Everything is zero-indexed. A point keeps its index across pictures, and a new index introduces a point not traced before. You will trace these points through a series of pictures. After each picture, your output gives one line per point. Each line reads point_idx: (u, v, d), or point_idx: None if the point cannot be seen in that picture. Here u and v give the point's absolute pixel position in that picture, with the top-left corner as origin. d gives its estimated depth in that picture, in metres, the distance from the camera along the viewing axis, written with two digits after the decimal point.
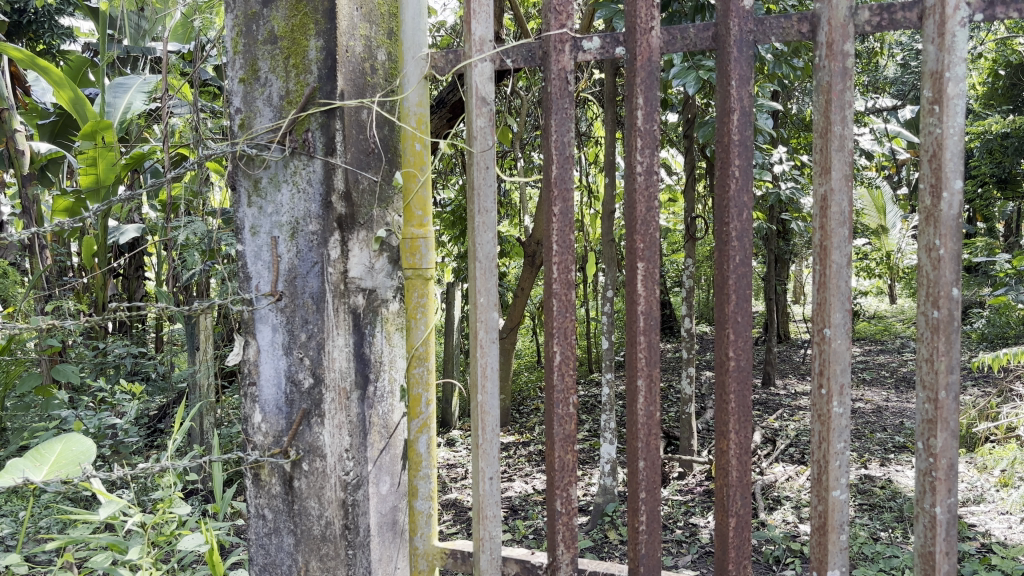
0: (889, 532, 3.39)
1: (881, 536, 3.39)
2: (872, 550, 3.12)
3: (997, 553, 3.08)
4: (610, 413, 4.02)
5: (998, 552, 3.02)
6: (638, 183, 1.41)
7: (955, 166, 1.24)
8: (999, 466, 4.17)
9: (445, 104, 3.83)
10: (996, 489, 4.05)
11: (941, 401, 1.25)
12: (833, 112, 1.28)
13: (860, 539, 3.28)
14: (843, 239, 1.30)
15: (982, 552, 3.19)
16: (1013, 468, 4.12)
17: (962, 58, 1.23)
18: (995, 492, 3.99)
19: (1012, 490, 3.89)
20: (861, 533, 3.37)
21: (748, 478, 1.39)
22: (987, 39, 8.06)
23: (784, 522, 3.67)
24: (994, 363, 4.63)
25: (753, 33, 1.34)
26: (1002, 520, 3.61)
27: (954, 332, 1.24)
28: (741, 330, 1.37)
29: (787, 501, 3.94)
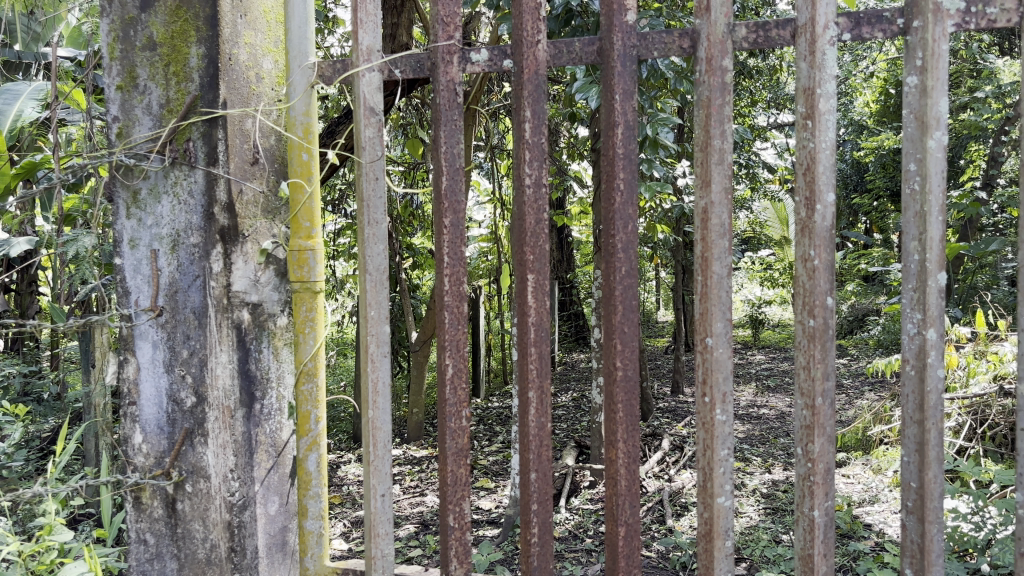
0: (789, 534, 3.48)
1: (783, 539, 3.46)
2: (773, 553, 3.18)
3: (888, 551, 3.18)
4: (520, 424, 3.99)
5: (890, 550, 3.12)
6: (527, 196, 1.42)
7: (828, 179, 1.28)
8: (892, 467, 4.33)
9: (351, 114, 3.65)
10: (888, 489, 4.21)
11: (817, 407, 1.29)
12: (713, 126, 1.32)
13: (762, 543, 3.34)
14: (723, 250, 1.33)
15: (876, 551, 3.29)
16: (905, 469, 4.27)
17: (832, 75, 1.27)
18: (888, 492, 4.13)
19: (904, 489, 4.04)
20: (763, 536, 3.44)
21: (636, 486, 1.41)
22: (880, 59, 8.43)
23: (689, 528, 3.72)
24: (887, 367, 4.80)
25: (636, 48, 1.36)
26: (895, 519, 3.73)
27: (829, 340, 1.29)
28: (628, 340, 1.39)
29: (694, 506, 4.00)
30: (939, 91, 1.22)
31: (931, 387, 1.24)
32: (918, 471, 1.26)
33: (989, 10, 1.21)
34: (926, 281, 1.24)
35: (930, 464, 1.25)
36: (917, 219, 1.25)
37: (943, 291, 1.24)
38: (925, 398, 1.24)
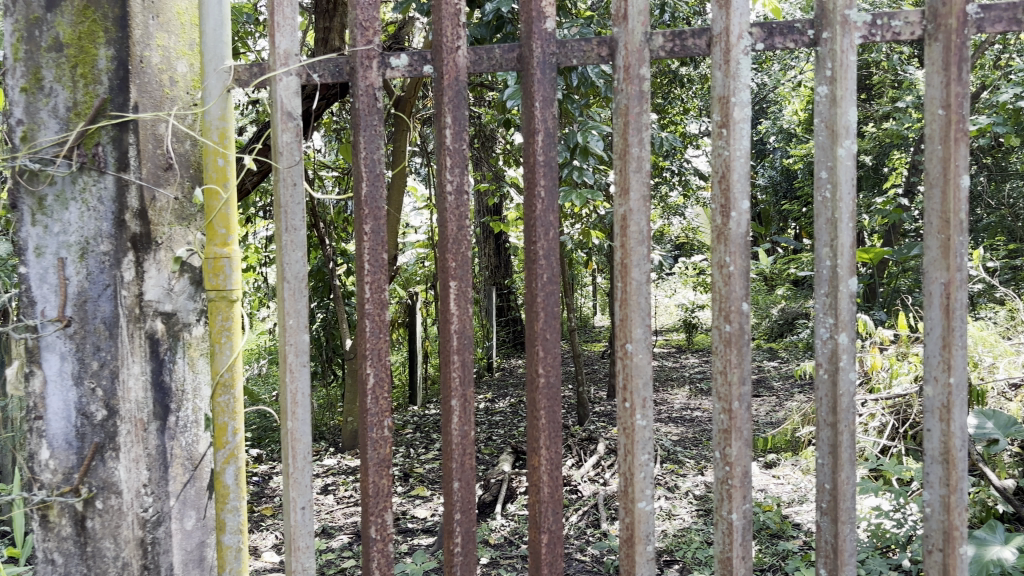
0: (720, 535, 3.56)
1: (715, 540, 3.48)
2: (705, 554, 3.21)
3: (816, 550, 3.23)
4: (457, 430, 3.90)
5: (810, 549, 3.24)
6: (449, 203, 1.40)
7: (741, 187, 1.30)
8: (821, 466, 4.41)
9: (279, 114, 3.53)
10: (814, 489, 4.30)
11: (734, 412, 1.31)
12: (631, 134, 1.33)
13: (694, 545, 3.39)
14: (642, 257, 1.35)
15: (804, 549, 3.34)
16: None
17: (746, 84, 1.29)
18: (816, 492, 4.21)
19: None
20: (695, 538, 3.46)
21: (559, 493, 1.41)
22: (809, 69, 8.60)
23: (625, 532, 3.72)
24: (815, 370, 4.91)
25: (555, 56, 1.36)
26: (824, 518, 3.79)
27: (744, 345, 1.31)
28: (550, 347, 1.39)
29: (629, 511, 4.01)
30: (847, 101, 1.26)
31: (844, 390, 1.27)
32: (832, 473, 1.29)
33: (895, 23, 1.24)
34: (838, 286, 1.27)
35: (843, 466, 1.27)
36: (829, 226, 1.28)
37: (854, 296, 1.27)
38: (838, 401, 1.27)
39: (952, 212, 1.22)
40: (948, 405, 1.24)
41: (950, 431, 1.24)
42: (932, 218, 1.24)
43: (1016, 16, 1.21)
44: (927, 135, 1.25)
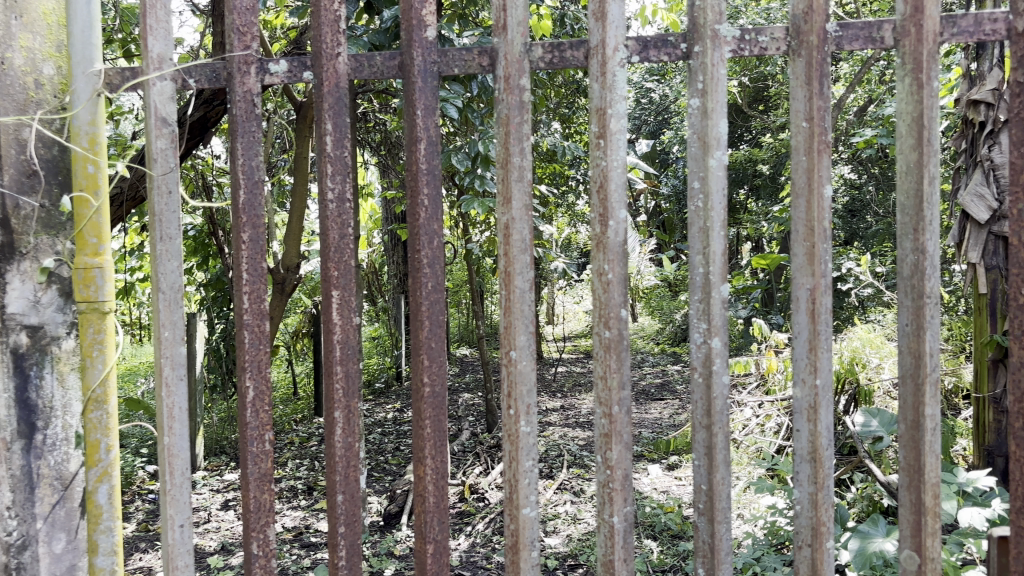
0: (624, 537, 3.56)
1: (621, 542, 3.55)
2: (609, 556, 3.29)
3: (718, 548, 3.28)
4: None
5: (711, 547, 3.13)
6: (330, 211, 1.38)
7: (619, 197, 1.33)
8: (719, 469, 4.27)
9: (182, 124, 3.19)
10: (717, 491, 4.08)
11: (614, 416, 1.34)
12: (512, 144, 1.34)
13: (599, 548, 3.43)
14: (525, 265, 1.36)
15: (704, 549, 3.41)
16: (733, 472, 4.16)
17: (622, 95, 1.33)
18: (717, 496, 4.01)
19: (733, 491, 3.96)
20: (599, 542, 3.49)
21: (444, 503, 1.40)
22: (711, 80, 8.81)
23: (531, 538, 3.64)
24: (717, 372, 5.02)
25: (437, 64, 1.36)
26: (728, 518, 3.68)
27: (623, 350, 1.34)
28: (435, 356, 1.38)
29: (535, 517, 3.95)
30: (717, 114, 1.30)
31: (718, 393, 1.31)
32: (707, 473, 1.32)
33: (761, 38, 1.27)
34: (710, 292, 1.31)
35: (717, 467, 1.31)
36: (701, 234, 1.32)
37: (725, 302, 1.31)
38: (712, 404, 1.31)
39: (816, 221, 1.27)
40: (814, 406, 1.29)
41: (816, 431, 1.29)
42: (798, 226, 1.29)
43: (872, 35, 1.26)
44: (792, 146, 1.30)
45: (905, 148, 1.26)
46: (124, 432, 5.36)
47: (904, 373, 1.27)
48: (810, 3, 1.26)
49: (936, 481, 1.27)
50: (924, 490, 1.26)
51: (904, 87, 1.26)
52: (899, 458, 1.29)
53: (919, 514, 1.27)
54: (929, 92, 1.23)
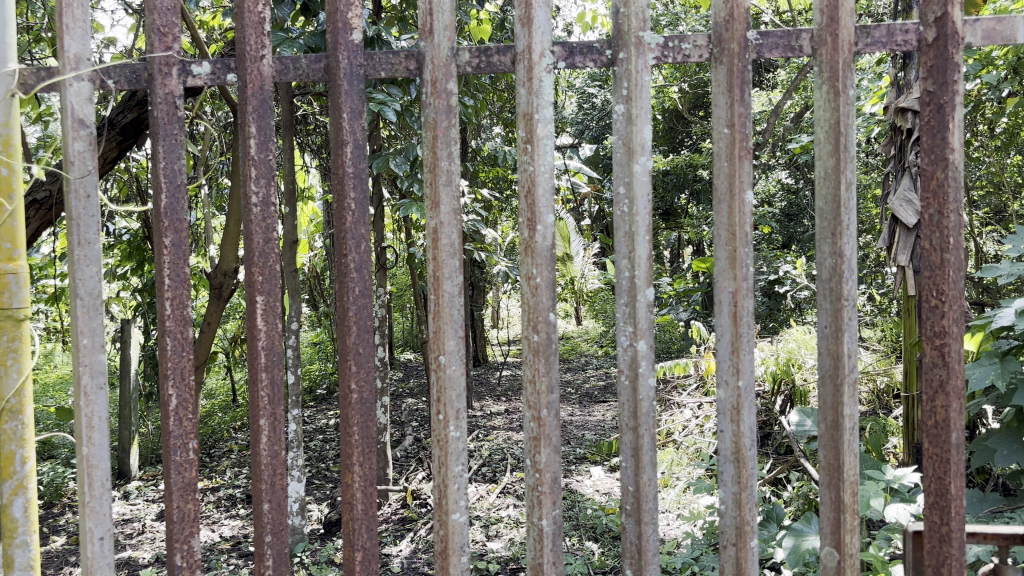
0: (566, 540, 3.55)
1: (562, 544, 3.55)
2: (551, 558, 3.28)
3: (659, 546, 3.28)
4: (300, 450, 3.48)
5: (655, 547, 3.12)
6: (254, 214, 1.36)
7: (546, 202, 1.34)
8: (660, 469, 4.28)
9: (114, 124, 3.01)
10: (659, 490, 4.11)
11: (543, 419, 1.35)
12: (440, 148, 1.34)
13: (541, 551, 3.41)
14: (453, 269, 1.36)
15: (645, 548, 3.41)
16: (672, 470, 4.23)
17: (548, 101, 1.34)
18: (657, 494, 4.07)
19: (672, 490, 4.02)
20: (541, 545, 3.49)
21: (372, 509, 1.39)
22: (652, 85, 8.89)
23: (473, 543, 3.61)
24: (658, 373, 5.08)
25: (363, 67, 1.35)
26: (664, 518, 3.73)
27: (552, 353, 1.35)
28: (363, 361, 1.36)
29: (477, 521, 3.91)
30: (642, 120, 1.32)
31: (643, 395, 1.33)
32: (634, 475, 1.34)
33: (684, 46, 1.30)
34: (636, 296, 1.33)
35: (644, 468, 1.33)
36: (627, 239, 1.34)
37: (651, 305, 1.33)
38: (638, 406, 1.33)
39: (738, 226, 1.30)
40: (737, 407, 1.31)
41: (740, 431, 1.31)
42: (720, 231, 1.32)
43: (790, 43, 1.29)
44: (713, 152, 1.32)
45: (823, 154, 1.29)
46: (54, 442, 5.19)
47: (823, 373, 1.30)
48: (731, 11, 1.29)
49: (854, 479, 1.30)
50: (843, 488, 1.29)
51: (821, 94, 1.29)
52: (819, 457, 1.32)
53: (838, 512, 1.30)
54: (845, 100, 1.26)
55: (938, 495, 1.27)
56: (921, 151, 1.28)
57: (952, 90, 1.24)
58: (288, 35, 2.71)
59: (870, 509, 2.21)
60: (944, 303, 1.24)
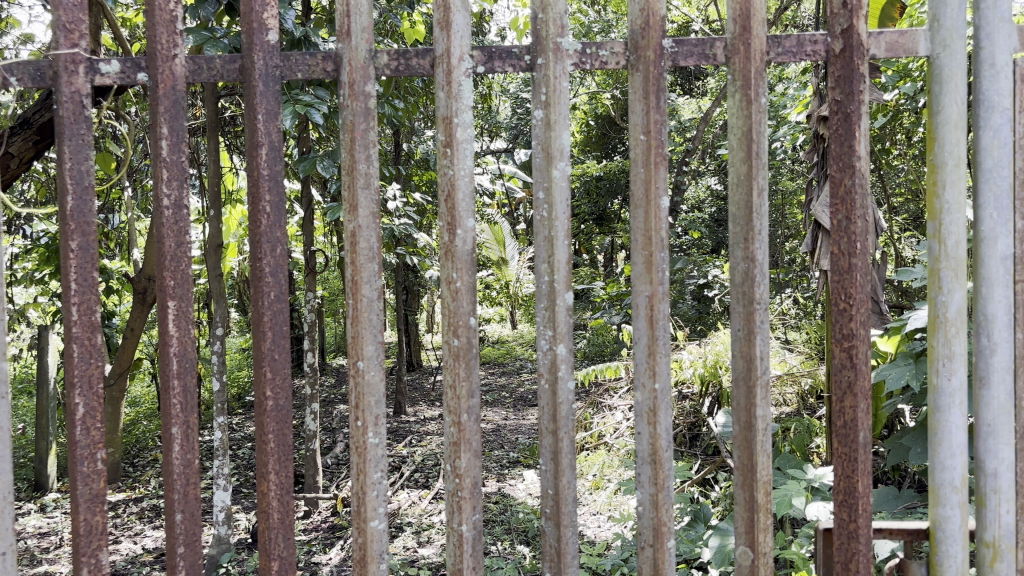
0: (498, 544, 3.53)
1: (493, 549, 3.53)
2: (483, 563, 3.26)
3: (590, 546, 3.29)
4: (225, 459, 3.40)
5: (586, 550, 3.12)
6: (166, 218, 1.33)
7: (466, 205, 1.33)
8: (592, 471, 4.31)
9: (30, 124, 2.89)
10: (590, 493, 4.15)
11: (463, 424, 1.34)
12: (358, 151, 1.33)
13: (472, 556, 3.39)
14: (372, 273, 1.34)
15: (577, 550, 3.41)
16: (603, 473, 4.27)
17: (468, 105, 1.33)
18: (588, 496, 4.11)
19: (603, 492, 4.05)
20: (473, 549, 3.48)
21: (290, 518, 1.37)
22: (585, 91, 8.95)
23: (403, 549, 3.58)
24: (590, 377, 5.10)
25: (279, 69, 1.33)
26: (595, 520, 3.75)
27: (472, 358, 1.34)
28: (278, 368, 1.34)
29: (408, 527, 3.87)
30: (560, 125, 1.32)
31: (562, 399, 1.33)
32: (554, 478, 1.35)
33: (601, 53, 1.32)
34: (555, 301, 1.33)
35: (563, 471, 1.33)
36: (546, 244, 1.35)
37: (570, 309, 1.34)
38: (558, 409, 1.33)
39: (653, 231, 1.32)
40: (654, 409, 1.33)
41: (656, 433, 1.33)
42: (637, 236, 1.34)
43: (704, 52, 1.31)
44: (631, 158, 1.34)
45: (736, 161, 1.32)
46: None
47: (737, 376, 1.33)
48: (647, 20, 1.30)
49: (767, 479, 1.33)
50: (757, 488, 1.32)
51: (734, 103, 1.31)
52: (733, 458, 1.35)
53: (752, 511, 1.33)
54: (757, 108, 1.29)
55: (846, 493, 1.31)
56: (830, 158, 1.32)
57: (858, 100, 1.27)
58: (215, 35, 2.63)
59: (792, 507, 2.27)
60: (852, 307, 1.28)
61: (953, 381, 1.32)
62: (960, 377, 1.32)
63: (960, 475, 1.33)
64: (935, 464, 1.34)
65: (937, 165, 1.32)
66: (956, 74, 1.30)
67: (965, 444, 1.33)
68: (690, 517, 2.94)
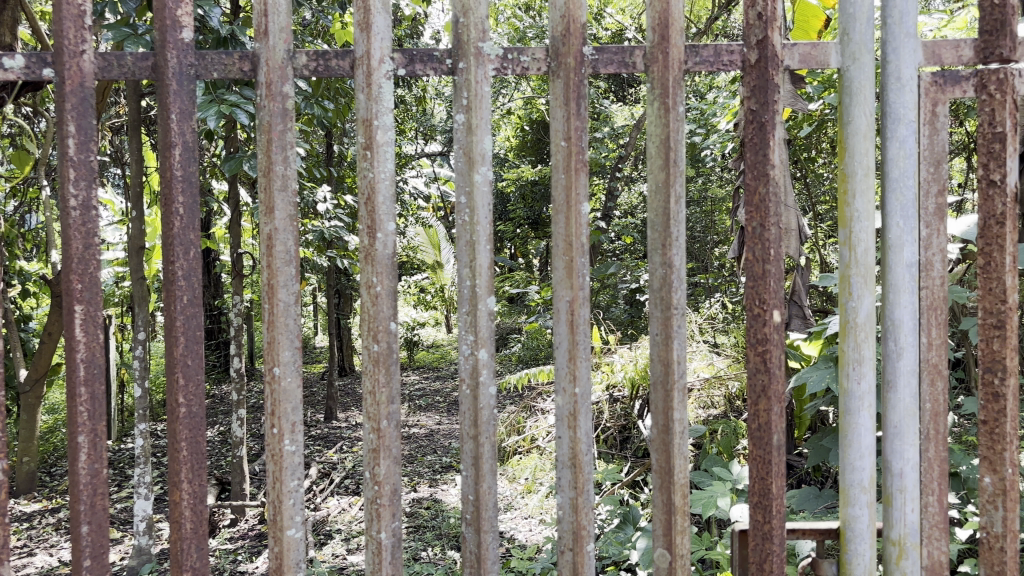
0: (429, 550, 3.51)
1: (423, 555, 3.50)
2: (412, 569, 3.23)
3: (519, 551, 3.28)
4: (146, 466, 3.29)
5: (517, 554, 3.11)
6: (73, 218, 1.28)
7: (386, 209, 1.32)
8: (524, 475, 4.32)
9: None
10: (522, 497, 4.15)
11: (383, 430, 1.32)
12: (275, 152, 1.30)
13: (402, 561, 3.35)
14: (289, 277, 1.32)
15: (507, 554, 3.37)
16: (535, 477, 4.28)
17: (388, 108, 1.32)
18: (520, 499, 4.11)
19: (535, 495, 4.05)
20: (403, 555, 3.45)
21: (203, 528, 1.33)
22: (520, 96, 8.97)
23: (333, 556, 3.52)
24: (522, 380, 5.10)
25: (194, 67, 1.30)
26: (526, 524, 3.75)
27: (392, 364, 1.32)
28: (192, 374, 1.31)
29: (337, 534, 3.82)
30: (482, 130, 1.32)
31: (484, 403, 1.33)
32: (474, 484, 1.34)
33: (523, 58, 1.32)
34: (477, 306, 1.33)
35: (484, 476, 1.33)
36: (468, 248, 1.34)
37: (491, 314, 1.34)
38: (479, 415, 1.33)
39: (574, 237, 1.33)
40: (574, 413, 1.34)
41: (576, 437, 1.34)
42: (558, 241, 1.34)
43: (624, 59, 1.32)
44: (551, 164, 1.35)
45: (654, 168, 1.34)
46: None
47: (655, 380, 1.35)
48: (567, 26, 1.31)
49: (685, 482, 1.35)
50: (674, 491, 1.33)
51: (653, 111, 1.33)
52: (651, 461, 1.37)
53: (669, 514, 1.34)
54: (675, 116, 1.31)
55: (761, 495, 1.33)
56: (745, 166, 1.34)
57: (772, 110, 1.30)
58: (135, 31, 2.52)
59: (717, 508, 2.30)
60: (766, 312, 1.31)
61: (862, 385, 1.36)
62: (869, 381, 1.36)
63: (869, 475, 1.37)
64: (845, 465, 1.38)
65: (847, 174, 1.36)
66: (866, 86, 1.34)
67: (873, 445, 1.37)
68: (619, 520, 2.96)
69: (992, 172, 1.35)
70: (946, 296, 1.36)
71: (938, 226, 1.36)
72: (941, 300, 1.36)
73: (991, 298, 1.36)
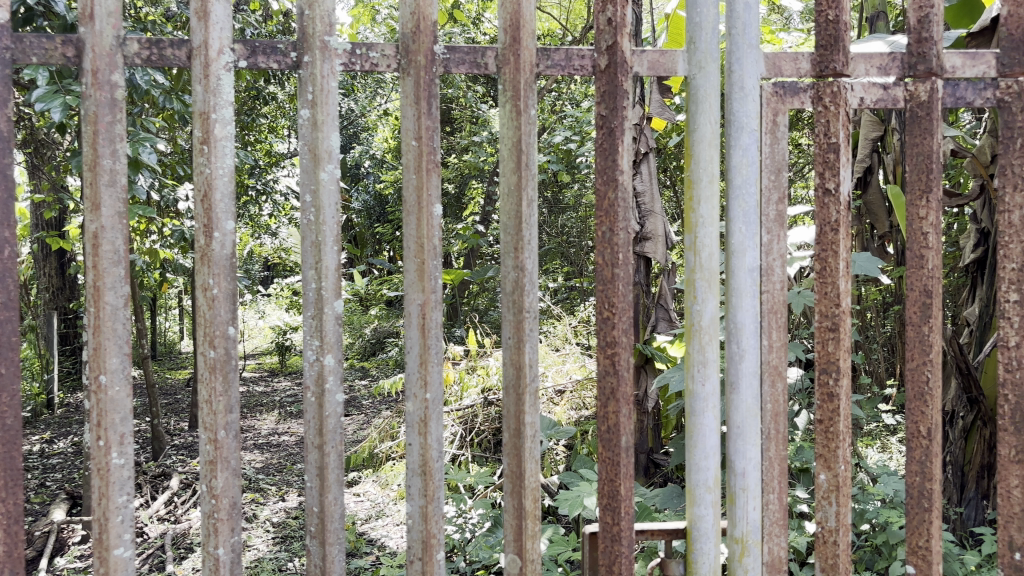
0: (295, 561, 3.38)
1: (288, 566, 3.37)
2: None
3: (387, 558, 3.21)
4: None
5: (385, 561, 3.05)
6: None
7: (225, 207, 1.25)
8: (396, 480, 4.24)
9: None
10: (393, 503, 4.07)
11: (219, 441, 1.26)
12: (101, 144, 1.21)
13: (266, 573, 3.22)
14: (117, 279, 1.23)
15: (375, 562, 3.28)
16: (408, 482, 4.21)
17: (227, 101, 1.26)
18: (392, 505, 4.03)
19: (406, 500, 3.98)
20: (268, 566, 3.31)
21: (18, 550, 1.23)
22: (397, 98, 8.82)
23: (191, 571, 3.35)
24: (395, 385, 5.02)
25: (10, 51, 1.20)
26: (397, 530, 3.67)
27: (230, 371, 1.26)
28: (5, 384, 1.20)
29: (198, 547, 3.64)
30: (328, 126, 1.27)
31: (329, 411, 1.28)
32: (319, 495, 1.29)
33: (371, 54, 1.29)
34: (323, 309, 1.28)
35: (329, 487, 1.28)
36: (313, 249, 1.28)
37: (338, 318, 1.29)
38: (324, 422, 1.28)
39: (425, 239, 1.30)
40: (424, 420, 1.31)
41: (426, 444, 1.31)
42: (409, 243, 1.31)
43: (476, 60, 1.31)
44: (402, 164, 1.32)
45: (506, 169, 1.32)
46: None
47: (507, 384, 1.34)
48: (417, 23, 1.28)
49: (535, 487, 1.34)
50: (525, 495, 1.32)
51: (504, 114, 1.32)
52: (503, 466, 1.35)
53: (520, 519, 1.33)
54: (526, 119, 1.30)
55: (610, 496, 1.34)
56: (596, 170, 1.35)
57: (621, 116, 1.31)
58: None
59: (583, 507, 2.32)
60: (614, 315, 1.32)
61: (706, 386, 1.39)
62: (713, 383, 1.40)
63: (712, 475, 1.40)
64: (690, 465, 1.41)
65: (693, 180, 1.39)
66: (710, 94, 1.38)
67: (716, 445, 1.40)
68: (490, 523, 2.94)
69: (827, 181, 1.41)
70: (786, 300, 1.41)
71: (778, 233, 1.40)
72: (781, 304, 1.41)
73: (826, 302, 1.42)
